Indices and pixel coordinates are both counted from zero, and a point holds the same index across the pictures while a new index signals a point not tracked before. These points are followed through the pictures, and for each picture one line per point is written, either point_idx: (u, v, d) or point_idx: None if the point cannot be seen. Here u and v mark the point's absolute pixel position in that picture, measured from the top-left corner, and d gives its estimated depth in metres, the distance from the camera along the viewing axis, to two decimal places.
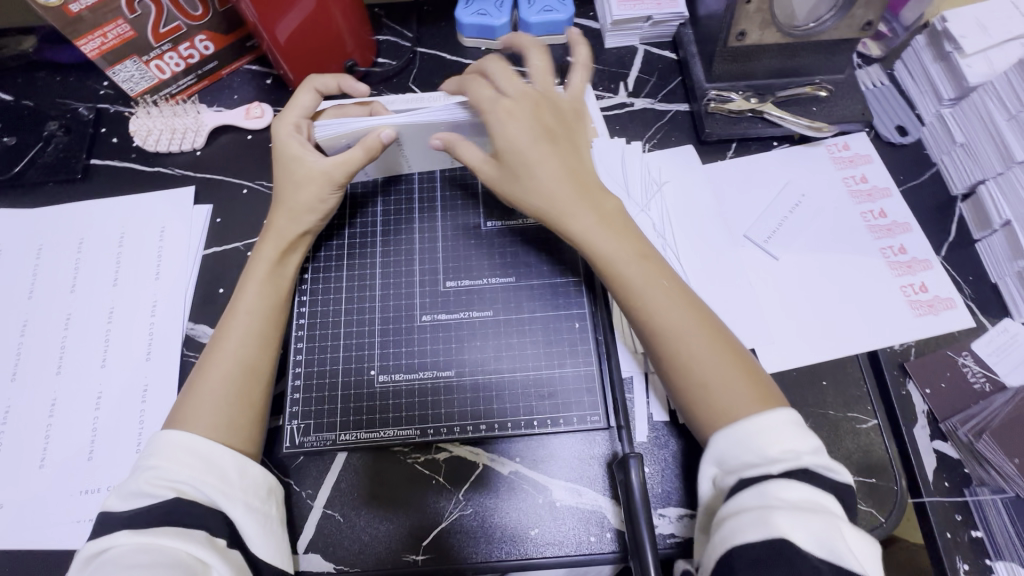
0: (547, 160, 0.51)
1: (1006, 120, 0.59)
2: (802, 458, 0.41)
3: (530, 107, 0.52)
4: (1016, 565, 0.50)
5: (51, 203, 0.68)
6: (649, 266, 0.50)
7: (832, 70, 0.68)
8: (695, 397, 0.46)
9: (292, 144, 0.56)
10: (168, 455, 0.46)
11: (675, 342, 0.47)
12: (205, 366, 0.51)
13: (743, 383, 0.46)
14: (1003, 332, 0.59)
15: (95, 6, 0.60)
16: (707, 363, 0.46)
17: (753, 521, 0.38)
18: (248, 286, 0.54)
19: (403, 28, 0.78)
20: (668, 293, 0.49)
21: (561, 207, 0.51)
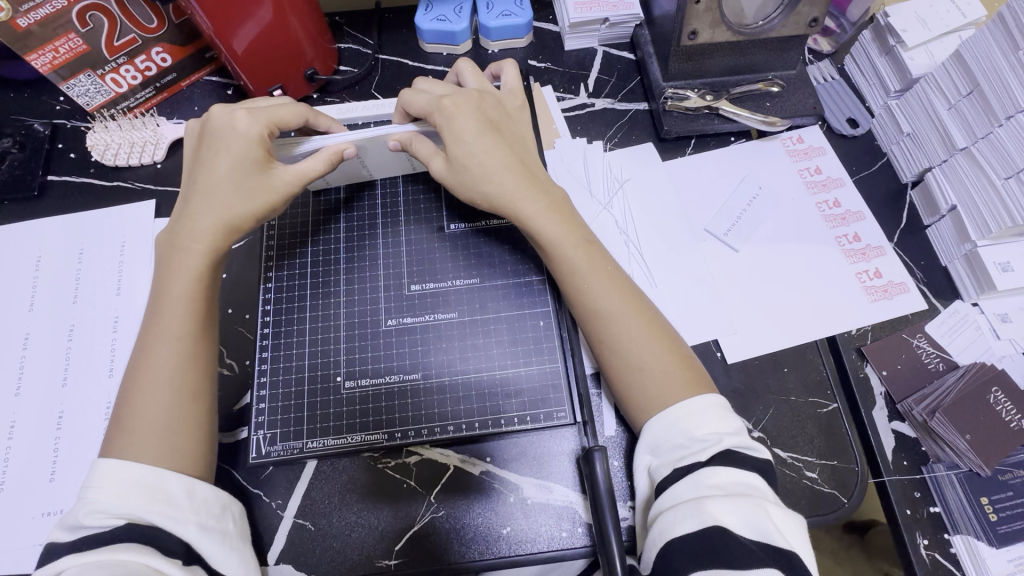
0: (492, 153, 0.54)
1: (947, 109, 0.61)
2: (724, 439, 0.46)
3: (473, 105, 0.56)
4: (972, 538, 0.52)
5: (7, 221, 0.67)
6: (596, 265, 0.53)
7: (783, 66, 0.70)
8: (637, 387, 0.50)
9: (233, 147, 0.54)
10: (112, 489, 0.45)
11: (618, 337, 0.51)
12: (137, 397, 0.49)
13: (676, 375, 0.49)
14: (954, 314, 0.61)
15: (46, 20, 0.60)
16: (647, 354, 0.50)
17: (687, 512, 0.42)
18: (170, 306, 0.52)
19: (365, 36, 0.79)
20: (611, 289, 0.52)
21: (513, 193, 0.54)
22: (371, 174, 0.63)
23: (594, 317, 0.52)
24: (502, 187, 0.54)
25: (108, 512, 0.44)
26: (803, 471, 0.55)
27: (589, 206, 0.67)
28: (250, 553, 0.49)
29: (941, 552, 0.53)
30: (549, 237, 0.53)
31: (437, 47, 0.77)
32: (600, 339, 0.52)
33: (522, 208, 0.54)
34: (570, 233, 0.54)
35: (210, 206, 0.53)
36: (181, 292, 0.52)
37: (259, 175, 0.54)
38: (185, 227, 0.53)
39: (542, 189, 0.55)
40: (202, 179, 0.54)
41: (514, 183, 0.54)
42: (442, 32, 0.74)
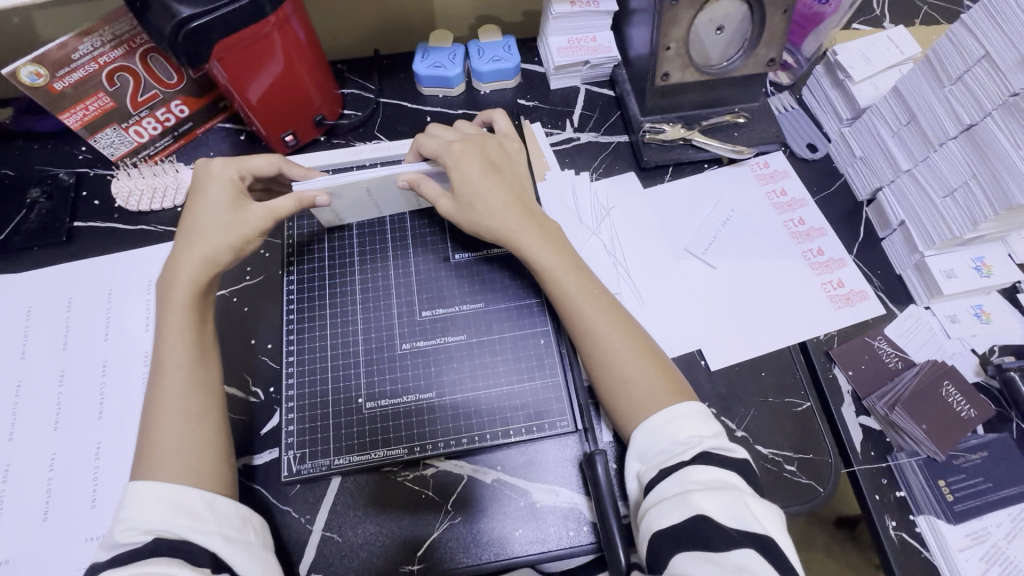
0: (494, 190, 0.61)
1: (891, 136, 0.69)
2: (705, 441, 0.51)
3: (477, 150, 0.64)
4: (934, 517, 0.58)
5: (38, 266, 0.72)
6: (584, 288, 0.59)
7: (747, 99, 0.78)
8: (624, 399, 0.56)
9: (214, 189, 0.61)
10: (141, 506, 0.49)
11: (606, 354, 0.57)
12: (151, 422, 0.54)
13: (656, 385, 0.55)
14: (909, 317, 0.68)
15: (78, 83, 0.66)
16: (632, 365, 0.56)
17: (674, 503, 0.47)
18: (169, 338, 0.57)
19: (366, 81, 0.85)
20: (599, 309, 0.58)
21: (511, 225, 0.60)
22: (379, 211, 0.69)
23: (585, 337, 0.58)
24: (501, 222, 0.60)
25: (140, 528, 0.48)
26: (783, 465, 0.61)
27: (579, 231, 0.73)
28: (275, 565, 0.53)
29: (908, 532, 0.59)
30: (545, 265, 0.60)
31: (433, 90, 0.83)
32: (591, 358, 0.58)
33: (520, 240, 0.60)
34: (563, 259, 0.60)
35: (192, 245, 0.59)
36: (178, 323, 0.57)
37: (236, 211, 0.61)
38: (172, 267, 0.59)
39: (535, 222, 0.61)
40: (187, 224, 0.61)
41: (512, 217, 0.60)
42: (438, 77, 0.81)
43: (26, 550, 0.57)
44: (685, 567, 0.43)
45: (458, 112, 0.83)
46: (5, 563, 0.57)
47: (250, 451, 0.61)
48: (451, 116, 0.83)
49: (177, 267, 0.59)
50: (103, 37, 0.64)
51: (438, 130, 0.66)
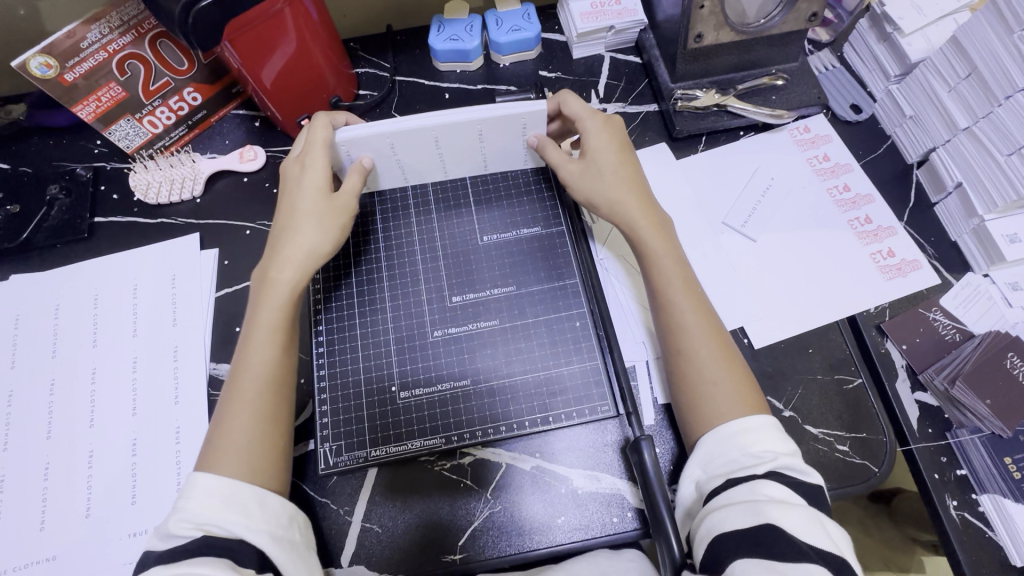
0: (620, 166, 0.61)
1: (947, 92, 0.64)
2: (779, 458, 0.48)
3: (618, 130, 0.63)
4: (1000, 497, 0.55)
5: (62, 263, 0.71)
6: (687, 285, 0.57)
7: (785, 59, 0.73)
8: (694, 392, 0.53)
9: (300, 176, 0.60)
10: (200, 498, 0.49)
11: (696, 350, 0.54)
12: (225, 414, 0.54)
13: (740, 389, 0.52)
14: (967, 286, 0.64)
15: (88, 73, 0.64)
16: (718, 369, 0.53)
17: (744, 510, 0.44)
18: (256, 333, 0.56)
19: (380, 59, 0.82)
20: (694, 307, 0.56)
21: (630, 213, 0.59)
22: (404, 176, 0.67)
23: (678, 329, 0.55)
24: (622, 206, 0.59)
25: (189, 520, 0.48)
26: (835, 445, 0.58)
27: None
28: (316, 563, 0.52)
29: (970, 511, 0.56)
30: (654, 254, 0.58)
31: (450, 65, 0.80)
32: (682, 351, 0.55)
33: (635, 232, 0.59)
34: (664, 261, 0.58)
35: (289, 241, 0.59)
36: (265, 319, 0.57)
37: (325, 204, 0.60)
38: (273, 259, 0.59)
39: (651, 211, 0.60)
40: (284, 217, 0.60)
41: (633, 204, 0.59)
42: (455, 51, 0.77)
43: (72, 546, 0.57)
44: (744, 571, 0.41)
45: (477, 88, 0.80)
46: (52, 559, 0.57)
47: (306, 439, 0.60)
48: (470, 92, 0.79)
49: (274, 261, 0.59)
50: (111, 23, 0.62)
51: (580, 103, 0.64)
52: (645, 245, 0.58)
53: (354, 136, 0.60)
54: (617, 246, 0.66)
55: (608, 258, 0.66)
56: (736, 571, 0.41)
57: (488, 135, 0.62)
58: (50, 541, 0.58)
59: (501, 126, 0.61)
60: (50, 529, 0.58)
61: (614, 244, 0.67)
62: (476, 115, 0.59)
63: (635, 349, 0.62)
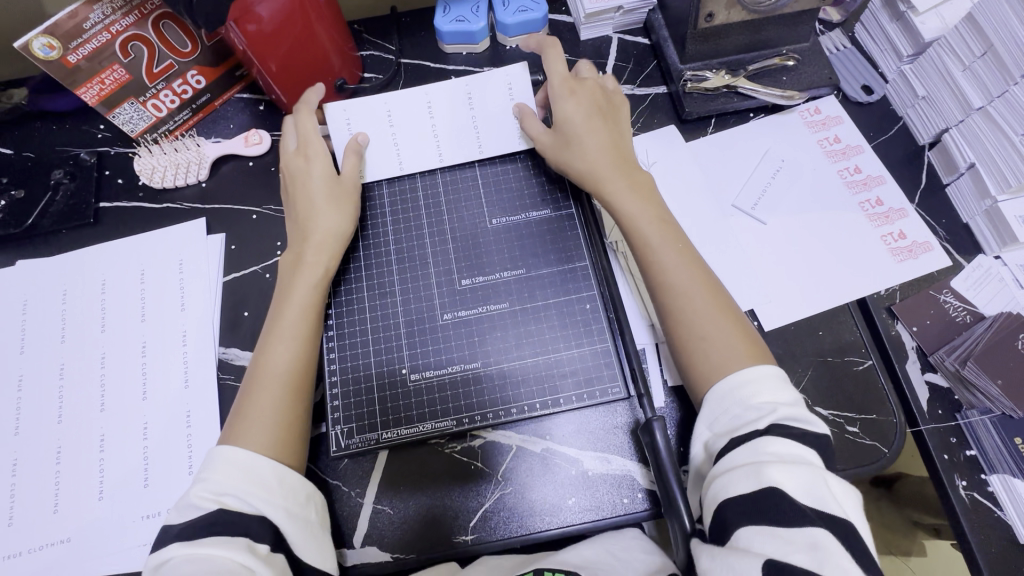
0: (595, 133, 0.62)
1: (961, 72, 0.63)
2: (778, 410, 0.47)
3: (589, 97, 0.64)
4: (1009, 477, 0.55)
5: (68, 248, 0.71)
6: (676, 245, 0.57)
7: (796, 40, 0.72)
8: (696, 347, 0.53)
9: (305, 168, 0.63)
10: (220, 469, 0.50)
11: (691, 307, 0.54)
12: (251, 388, 0.55)
13: (736, 341, 0.52)
14: (978, 268, 0.64)
15: (92, 55, 0.63)
16: (716, 323, 0.53)
17: (745, 474, 0.44)
18: (289, 310, 0.58)
19: (385, 42, 0.81)
20: (681, 261, 0.56)
21: (602, 176, 0.61)
22: (401, 163, 0.67)
23: (665, 288, 0.56)
24: (592, 166, 0.61)
25: (211, 491, 0.49)
26: (845, 427, 0.58)
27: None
28: (331, 547, 0.53)
29: (979, 492, 0.57)
30: (631, 213, 0.59)
31: (457, 47, 0.79)
32: (670, 311, 0.55)
33: (604, 186, 0.60)
34: (643, 222, 0.59)
35: (313, 229, 0.61)
36: (302, 297, 0.58)
37: (337, 190, 0.63)
38: (301, 243, 0.60)
39: (629, 173, 0.61)
40: (300, 210, 0.62)
41: (603, 163, 0.61)
42: (461, 33, 0.76)
43: (85, 528, 0.58)
44: (748, 540, 0.41)
45: (483, 71, 0.79)
46: (67, 541, 0.57)
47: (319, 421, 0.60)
48: (476, 74, 0.78)
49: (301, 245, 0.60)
50: (114, 3, 0.61)
51: (559, 50, 0.67)
52: (616, 205, 0.60)
53: (353, 104, 0.66)
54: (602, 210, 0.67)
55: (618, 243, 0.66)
56: (739, 540, 0.42)
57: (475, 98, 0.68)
58: (64, 523, 0.58)
59: (486, 86, 0.67)
60: (64, 512, 0.59)
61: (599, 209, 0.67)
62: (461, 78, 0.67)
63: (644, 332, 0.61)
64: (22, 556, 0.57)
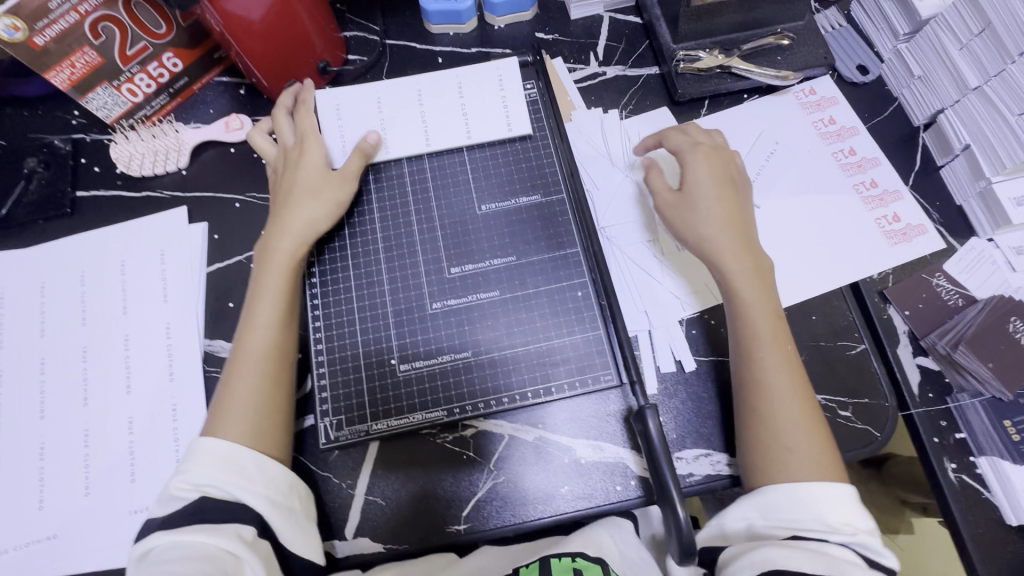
0: (715, 205, 0.60)
1: (957, 49, 0.62)
2: (855, 533, 0.48)
3: (722, 171, 0.62)
4: (997, 459, 0.56)
5: (45, 239, 0.69)
6: (778, 341, 0.55)
7: (790, 18, 0.71)
8: (774, 448, 0.52)
9: (294, 155, 0.63)
10: (203, 461, 0.50)
11: (782, 413, 0.52)
12: (232, 377, 0.54)
13: (821, 462, 0.51)
14: (970, 251, 0.64)
15: (60, 36, 0.61)
16: (802, 436, 0.52)
17: (811, 559, 0.45)
18: (262, 296, 0.57)
19: (369, 22, 0.78)
20: (782, 367, 0.54)
21: (716, 251, 0.58)
22: (385, 144, 0.66)
23: (759, 388, 0.53)
24: (713, 240, 0.58)
25: (191, 482, 0.49)
26: (837, 411, 0.58)
27: (609, 169, 0.68)
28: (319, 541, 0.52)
29: (968, 474, 0.57)
30: (745, 298, 0.56)
31: (443, 28, 0.76)
32: (760, 411, 0.53)
33: (726, 263, 0.58)
34: (755, 308, 0.56)
35: (289, 215, 0.60)
36: (273, 285, 0.57)
37: (320, 177, 0.62)
38: (274, 230, 0.59)
39: (753, 258, 0.58)
40: (280, 197, 0.61)
41: (726, 242, 0.58)
42: (448, 12, 0.73)
43: (72, 524, 0.57)
44: None
45: (471, 52, 0.76)
46: (54, 536, 0.57)
47: (303, 414, 0.59)
48: (464, 56, 0.76)
49: (274, 232, 0.59)
50: None
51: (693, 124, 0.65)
52: (736, 286, 0.57)
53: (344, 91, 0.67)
54: (696, 278, 0.63)
55: (610, 228, 0.66)
56: None
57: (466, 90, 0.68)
58: (51, 518, 0.57)
59: (477, 77, 0.68)
60: (49, 508, 0.58)
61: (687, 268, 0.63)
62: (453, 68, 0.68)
63: (636, 317, 0.62)
64: (8, 553, 0.56)
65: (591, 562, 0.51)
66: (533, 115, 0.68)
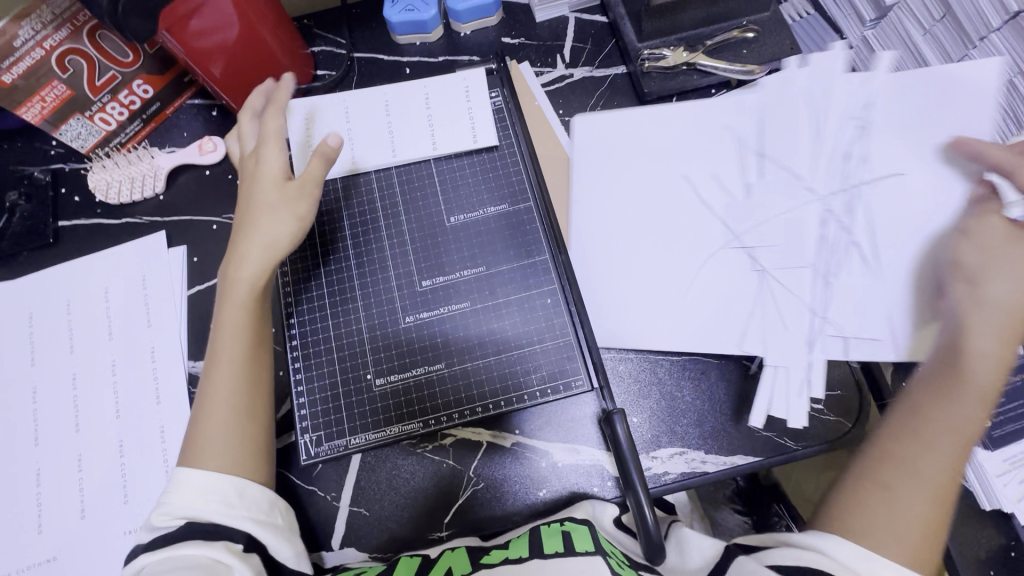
0: (1010, 282, 0.52)
1: (921, 36, 0.62)
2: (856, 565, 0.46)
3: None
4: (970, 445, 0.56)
5: (30, 271, 0.70)
6: (963, 446, 0.50)
7: (756, 10, 0.70)
8: (879, 513, 0.48)
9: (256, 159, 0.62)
10: (180, 493, 0.52)
11: (909, 494, 0.48)
12: (203, 414, 0.55)
13: (916, 555, 0.46)
14: None
15: (28, 72, 0.63)
16: (913, 526, 0.47)
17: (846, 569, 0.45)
18: (223, 334, 0.58)
19: (336, 36, 0.78)
20: (948, 469, 0.49)
21: (983, 326, 0.52)
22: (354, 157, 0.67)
23: (908, 467, 0.50)
24: (971, 321, 0.53)
25: (171, 513, 0.51)
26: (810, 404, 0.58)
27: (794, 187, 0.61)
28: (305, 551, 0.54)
29: None
30: (960, 391, 0.51)
31: (409, 38, 0.76)
32: (887, 484, 0.49)
33: (965, 339, 0.52)
34: (975, 400, 0.50)
35: (250, 242, 0.59)
36: (233, 318, 0.58)
37: (281, 185, 0.60)
38: (233, 262, 0.59)
39: (1005, 363, 0.51)
40: (244, 211, 0.61)
41: (997, 348, 0.51)
42: (413, 22, 0.73)
43: (70, 546, 0.59)
44: None
45: (438, 61, 0.76)
46: (54, 558, 0.59)
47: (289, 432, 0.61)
48: (431, 65, 0.76)
49: (234, 264, 0.59)
50: (43, 18, 0.61)
51: None
52: (973, 373, 0.51)
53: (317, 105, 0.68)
54: (923, 344, 0.56)
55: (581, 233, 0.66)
56: None
57: (432, 99, 0.68)
58: (49, 541, 0.60)
59: (445, 88, 0.68)
60: (47, 532, 0.60)
61: (920, 337, 0.56)
62: (418, 78, 0.68)
63: (732, 332, 0.59)
64: None
65: (578, 525, 0.51)
66: (499, 123, 0.68)
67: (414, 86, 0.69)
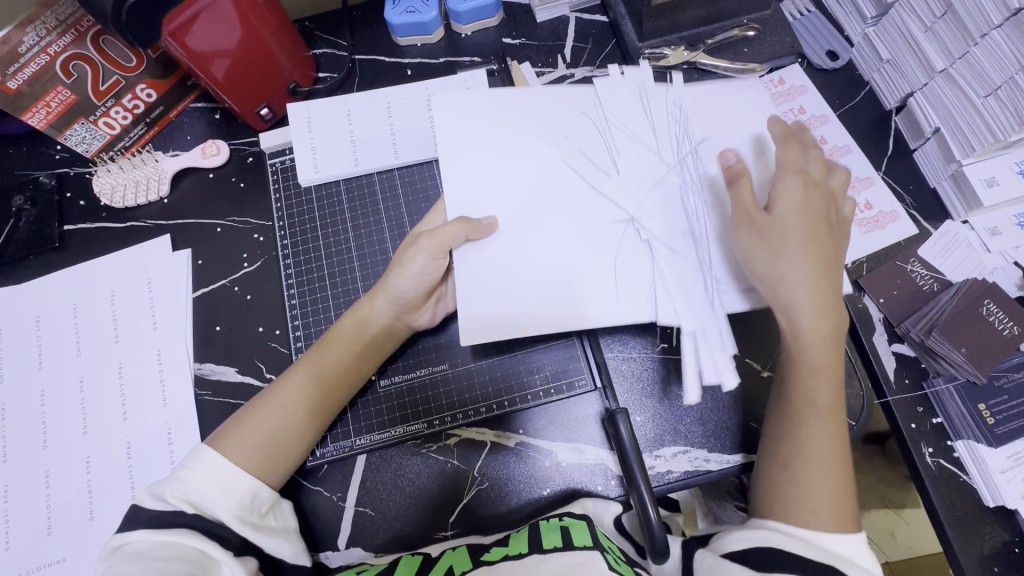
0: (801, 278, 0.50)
1: (923, 33, 0.61)
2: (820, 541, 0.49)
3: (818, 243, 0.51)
4: (973, 442, 0.56)
5: (36, 275, 0.71)
6: (831, 415, 0.50)
7: (756, 8, 0.70)
8: (783, 494, 0.50)
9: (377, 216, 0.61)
10: (197, 475, 0.51)
11: (808, 473, 0.49)
12: (260, 406, 0.56)
13: (836, 519, 0.48)
14: (945, 234, 0.64)
15: (32, 78, 0.63)
16: (824, 497, 0.49)
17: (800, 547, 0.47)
18: (322, 352, 0.58)
19: (337, 37, 0.78)
20: (831, 442, 0.50)
21: (803, 318, 0.50)
22: (356, 160, 0.68)
23: (800, 452, 0.50)
24: (783, 293, 0.50)
25: (185, 494, 0.50)
26: None
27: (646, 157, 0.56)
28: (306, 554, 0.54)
29: (945, 458, 0.58)
30: (808, 391, 0.51)
31: (410, 39, 0.76)
32: (788, 463, 0.50)
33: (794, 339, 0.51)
34: (818, 378, 0.50)
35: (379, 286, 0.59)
36: (338, 344, 0.58)
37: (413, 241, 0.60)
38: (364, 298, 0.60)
39: (835, 364, 0.51)
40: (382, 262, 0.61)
41: (805, 295, 0.50)
42: (413, 24, 0.74)
43: (79, 547, 0.60)
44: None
45: (440, 62, 0.76)
46: (64, 559, 0.60)
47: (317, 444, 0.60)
48: (432, 67, 0.76)
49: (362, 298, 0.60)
50: (47, 24, 0.62)
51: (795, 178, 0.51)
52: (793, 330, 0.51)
53: (317, 106, 0.69)
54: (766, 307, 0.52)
55: None
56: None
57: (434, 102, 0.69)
58: (58, 543, 0.60)
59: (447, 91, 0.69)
60: (56, 533, 0.61)
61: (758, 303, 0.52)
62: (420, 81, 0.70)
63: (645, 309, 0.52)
64: None
65: (576, 519, 0.51)
66: None
67: (414, 89, 0.70)
